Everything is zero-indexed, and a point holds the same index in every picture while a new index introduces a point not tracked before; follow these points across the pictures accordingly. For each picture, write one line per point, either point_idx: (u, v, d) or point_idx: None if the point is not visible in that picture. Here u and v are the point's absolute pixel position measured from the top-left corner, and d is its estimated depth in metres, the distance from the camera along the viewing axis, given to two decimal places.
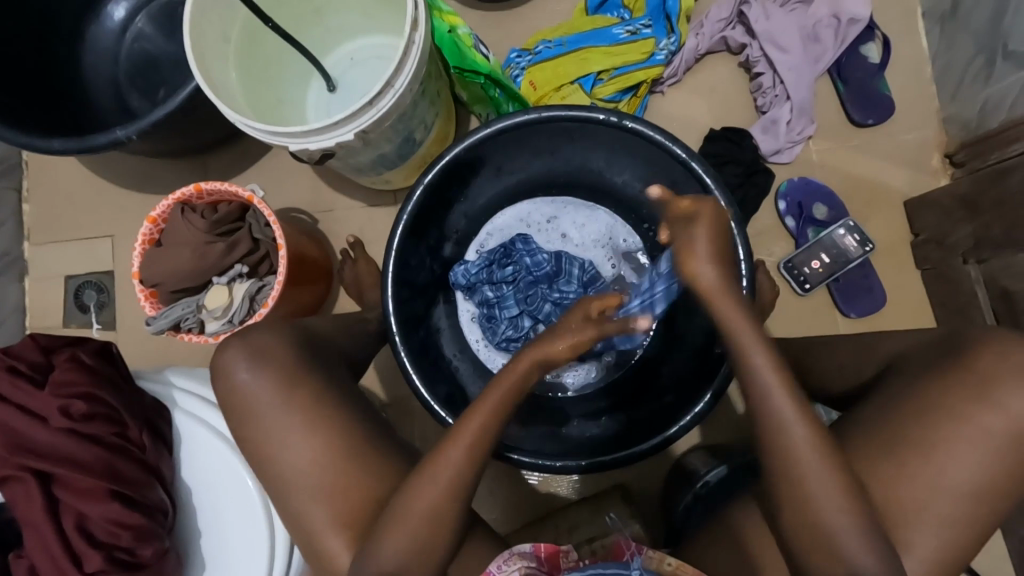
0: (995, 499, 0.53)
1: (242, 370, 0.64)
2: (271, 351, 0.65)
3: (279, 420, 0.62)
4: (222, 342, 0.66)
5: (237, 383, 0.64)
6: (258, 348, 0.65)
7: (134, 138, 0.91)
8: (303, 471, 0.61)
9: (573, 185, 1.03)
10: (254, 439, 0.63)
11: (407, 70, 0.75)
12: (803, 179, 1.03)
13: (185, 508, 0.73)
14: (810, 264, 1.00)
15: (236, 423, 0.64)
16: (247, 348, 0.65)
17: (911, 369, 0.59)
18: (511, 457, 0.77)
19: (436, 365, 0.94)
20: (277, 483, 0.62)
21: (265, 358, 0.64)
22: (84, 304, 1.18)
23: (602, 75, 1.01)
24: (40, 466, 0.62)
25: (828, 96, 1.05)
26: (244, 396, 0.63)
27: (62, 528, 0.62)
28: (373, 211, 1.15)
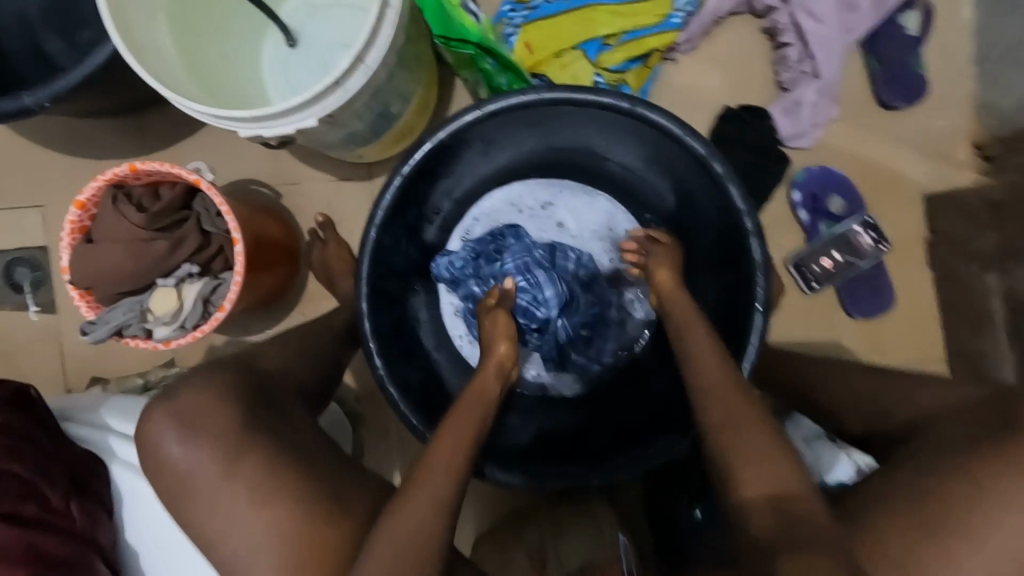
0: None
1: (174, 445, 0.57)
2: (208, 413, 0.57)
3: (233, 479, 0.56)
4: (144, 412, 0.59)
5: (181, 441, 0.57)
6: (204, 394, 0.59)
7: (47, 105, 0.75)
8: (264, 545, 0.55)
9: (571, 167, 0.91)
10: (205, 488, 0.57)
11: (382, 40, 0.62)
12: (822, 168, 0.94)
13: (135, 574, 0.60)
14: (821, 262, 0.94)
15: (183, 482, 0.57)
16: (180, 409, 0.58)
17: (953, 431, 0.55)
18: (488, 474, 0.75)
19: (408, 358, 0.86)
20: (238, 557, 0.56)
21: (196, 431, 0.57)
22: (16, 283, 1.05)
23: (610, 40, 0.87)
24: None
25: (856, 72, 0.94)
26: (196, 454, 0.57)
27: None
28: (344, 186, 1.02)
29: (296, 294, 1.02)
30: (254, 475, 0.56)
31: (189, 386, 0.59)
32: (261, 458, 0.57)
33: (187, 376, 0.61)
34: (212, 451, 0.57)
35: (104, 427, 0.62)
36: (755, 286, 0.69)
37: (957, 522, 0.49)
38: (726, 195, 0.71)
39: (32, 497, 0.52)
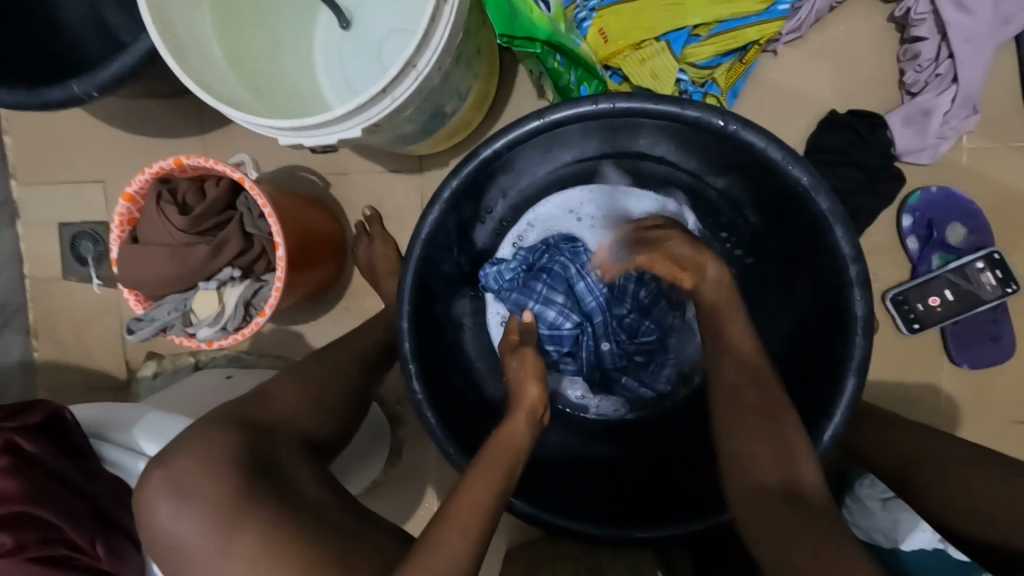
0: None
1: (164, 513, 0.50)
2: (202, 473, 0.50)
3: (232, 559, 0.48)
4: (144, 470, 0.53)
5: (173, 508, 0.50)
6: (203, 451, 0.52)
7: (94, 95, 0.72)
8: None
9: (641, 175, 0.81)
10: (204, 559, 0.49)
11: (437, 41, 0.54)
12: (944, 190, 0.79)
13: None
14: (927, 300, 0.80)
15: (181, 557, 0.50)
16: (177, 475, 0.51)
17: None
18: (512, 503, 0.67)
19: (450, 374, 0.79)
20: None
21: (188, 497, 0.50)
22: (81, 256, 1.07)
23: (700, 29, 0.75)
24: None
25: (1006, 72, 0.77)
26: (190, 525, 0.49)
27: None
28: (395, 178, 0.96)
29: (342, 287, 0.99)
30: (254, 560, 0.47)
31: (191, 445, 0.52)
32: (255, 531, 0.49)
33: (193, 427, 0.54)
34: (213, 523, 0.49)
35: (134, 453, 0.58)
36: (853, 342, 0.59)
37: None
38: (829, 233, 0.60)
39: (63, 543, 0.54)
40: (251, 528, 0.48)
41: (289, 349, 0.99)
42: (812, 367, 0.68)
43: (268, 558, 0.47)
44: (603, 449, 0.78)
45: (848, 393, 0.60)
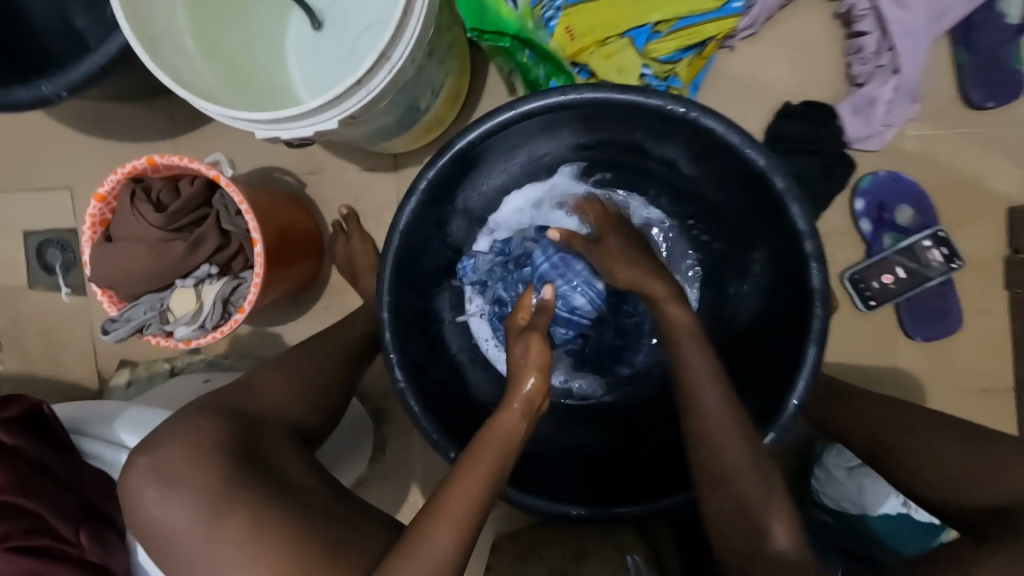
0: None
1: (152, 500, 0.50)
2: (188, 469, 0.50)
3: (221, 545, 0.48)
4: (131, 454, 0.53)
5: (161, 495, 0.49)
6: (189, 440, 0.51)
7: (64, 96, 0.72)
8: None
9: (610, 166, 0.84)
10: (193, 547, 0.48)
11: (409, 35, 0.56)
12: (891, 174, 0.84)
13: None
14: (881, 278, 0.85)
15: (167, 544, 0.50)
16: (162, 459, 0.50)
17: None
18: (508, 494, 0.68)
19: (434, 365, 0.80)
20: None
21: (178, 483, 0.50)
22: (49, 264, 1.05)
23: (662, 26, 0.78)
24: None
25: (941, 64, 0.83)
26: (179, 511, 0.49)
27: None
28: (371, 177, 0.97)
29: (320, 286, 1.00)
30: (244, 541, 0.48)
31: (174, 433, 0.52)
32: (246, 520, 0.48)
33: (174, 417, 0.54)
34: (201, 509, 0.49)
35: (116, 445, 0.58)
36: (812, 315, 0.62)
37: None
38: (786, 212, 0.64)
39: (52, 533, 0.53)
40: (239, 511, 0.48)
41: (269, 349, 0.99)
42: (777, 343, 0.72)
43: (260, 541, 0.48)
44: (588, 437, 0.81)
45: (806, 365, 0.63)
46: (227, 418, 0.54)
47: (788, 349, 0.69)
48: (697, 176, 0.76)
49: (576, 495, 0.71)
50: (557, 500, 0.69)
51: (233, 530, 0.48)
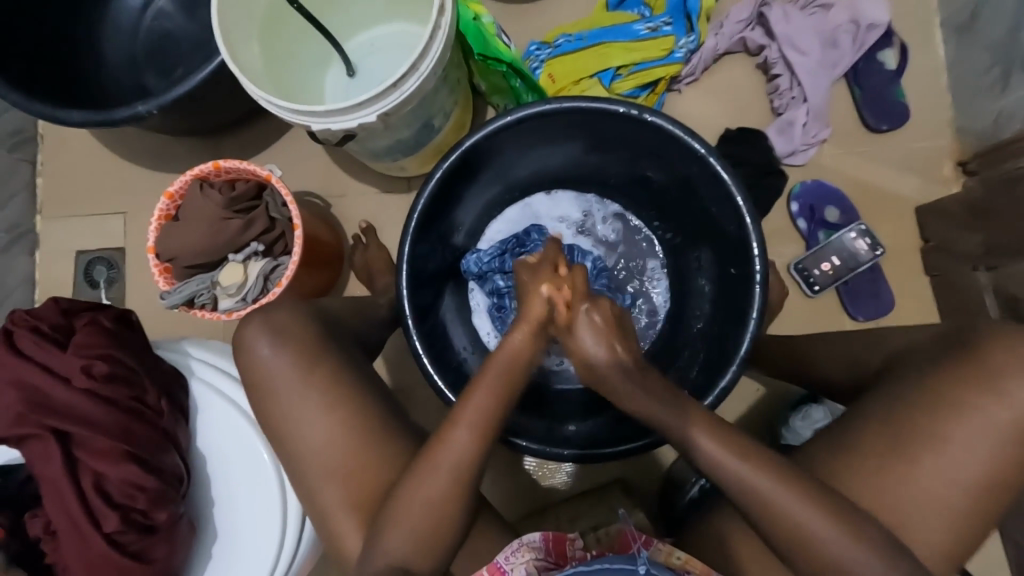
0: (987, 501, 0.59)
1: (265, 346, 0.67)
2: (289, 328, 0.68)
3: (306, 394, 0.65)
4: (244, 317, 0.70)
5: (272, 343, 0.67)
6: (292, 322, 0.68)
7: (155, 113, 0.92)
8: (320, 448, 0.64)
9: (586, 180, 0.98)
10: (287, 387, 0.66)
11: (433, 54, 0.77)
12: (816, 182, 1.04)
13: (200, 478, 0.72)
14: (820, 266, 1.01)
15: (263, 387, 0.67)
16: (274, 319, 0.67)
17: (918, 358, 0.64)
18: (519, 444, 0.77)
19: (444, 350, 0.89)
20: (294, 460, 0.65)
21: (286, 334, 0.67)
22: (94, 280, 1.14)
23: (621, 70, 1.02)
24: (60, 425, 0.63)
25: (843, 100, 1.06)
26: (282, 357, 0.66)
27: (79, 488, 0.63)
28: (387, 197, 1.12)
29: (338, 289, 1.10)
30: (326, 391, 0.65)
31: (277, 311, 0.69)
32: (328, 373, 0.66)
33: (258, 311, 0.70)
34: (296, 363, 0.66)
35: (185, 353, 0.77)
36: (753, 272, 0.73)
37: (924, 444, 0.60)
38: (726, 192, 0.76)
39: (136, 393, 0.67)
40: (323, 373, 0.66)
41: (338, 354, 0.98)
42: (732, 312, 0.82)
43: (337, 393, 0.66)
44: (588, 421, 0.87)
45: (752, 317, 0.74)
46: (309, 309, 0.71)
47: (739, 314, 0.79)
48: (658, 179, 0.89)
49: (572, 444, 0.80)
50: (550, 444, 0.78)
51: (321, 379, 0.66)
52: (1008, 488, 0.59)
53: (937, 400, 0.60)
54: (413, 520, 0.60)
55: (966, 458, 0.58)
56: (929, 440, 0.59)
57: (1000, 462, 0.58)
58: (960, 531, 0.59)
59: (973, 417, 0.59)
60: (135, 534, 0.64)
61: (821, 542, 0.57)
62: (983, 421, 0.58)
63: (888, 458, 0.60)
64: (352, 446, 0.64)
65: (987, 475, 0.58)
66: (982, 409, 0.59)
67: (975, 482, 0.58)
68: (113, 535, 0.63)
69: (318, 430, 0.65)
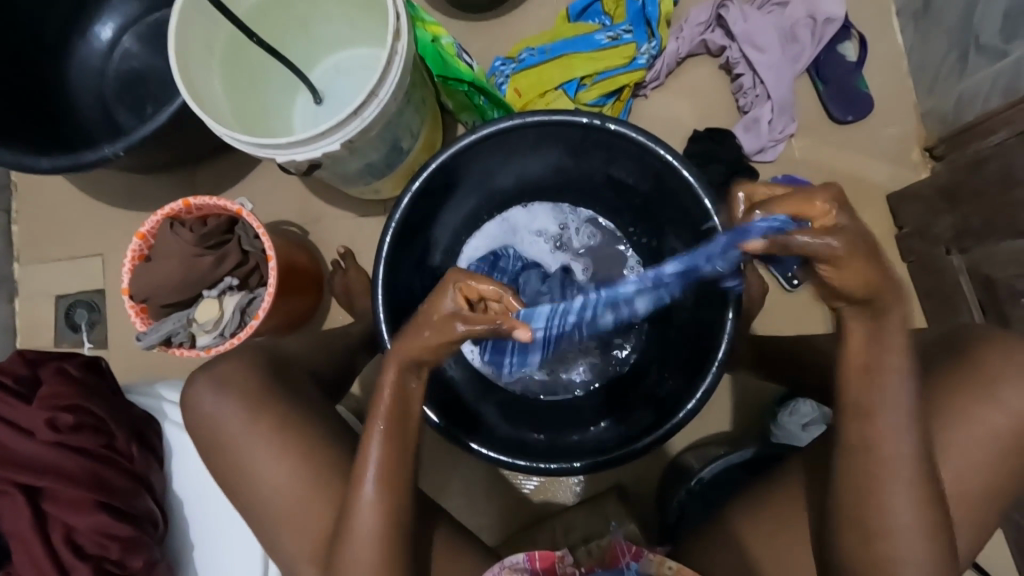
0: (974, 484, 0.59)
1: (207, 399, 0.67)
2: (232, 378, 0.68)
3: (256, 438, 0.65)
4: (190, 375, 0.70)
5: (214, 396, 0.67)
6: (237, 368, 0.68)
7: (121, 154, 0.92)
8: (295, 485, 0.64)
9: (560, 190, 0.97)
10: (246, 428, 0.66)
11: (391, 78, 0.77)
12: (787, 176, 1.03)
13: (177, 522, 0.75)
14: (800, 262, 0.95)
15: (215, 437, 0.67)
16: (215, 372, 0.68)
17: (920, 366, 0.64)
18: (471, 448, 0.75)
19: None
20: (263, 502, 0.65)
21: (227, 386, 0.67)
22: (74, 323, 1.13)
23: (586, 80, 1.03)
24: (28, 480, 0.64)
25: (807, 95, 1.07)
26: (227, 403, 0.66)
27: (50, 543, 0.63)
28: (364, 221, 1.11)
29: (320, 317, 1.08)
30: (284, 431, 0.65)
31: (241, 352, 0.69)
32: (280, 413, 0.66)
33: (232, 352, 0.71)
34: (250, 405, 0.66)
35: (158, 398, 0.81)
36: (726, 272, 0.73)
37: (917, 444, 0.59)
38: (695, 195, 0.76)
39: (106, 441, 0.69)
40: (281, 412, 0.66)
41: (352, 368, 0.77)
42: None
43: (295, 431, 0.66)
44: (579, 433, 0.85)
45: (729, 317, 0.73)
46: (257, 357, 0.70)
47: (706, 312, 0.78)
48: (625, 185, 0.89)
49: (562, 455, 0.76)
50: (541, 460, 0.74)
51: (266, 425, 0.65)
52: (990, 475, 0.59)
53: (931, 401, 0.59)
54: (391, 547, 0.59)
55: (953, 453, 0.58)
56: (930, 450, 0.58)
57: (984, 448, 0.58)
58: (949, 517, 0.59)
59: (953, 407, 0.59)
60: None
61: None
62: (977, 415, 0.58)
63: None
64: (323, 481, 0.64)
65: (972, 458, 0.58)
66: (968, 408, 0.58)
67: (959, 466, 0.58)
68: None
69: (300, 461, 0.64)
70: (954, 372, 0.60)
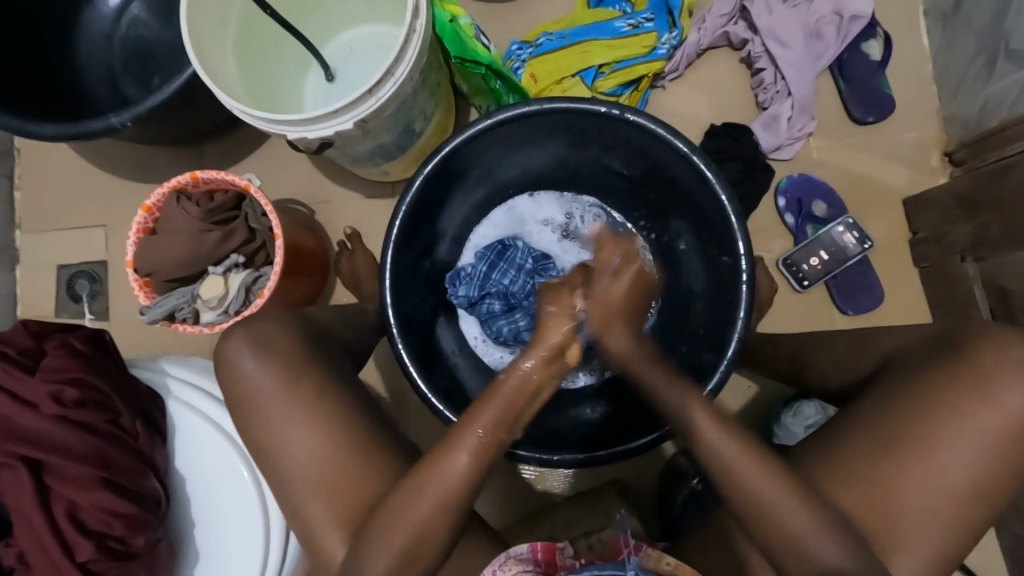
0: (981, 494, 0.58)
1: (249, 359, 0.66)
2: (275, 341, 0.67)
3: (263, 424, 0.65)
4: (227, 331, 0.69)
5: (256, 357, 0.66)
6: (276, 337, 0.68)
7: (129, 125, 0.90)
8: (303, 466, 0.64)
9: (572, 182, 0.95)
10: (257, 410, 0.66)
11: (409, 58, 0.76)
12: (803, 176, 1.03)
13: (179, 497, 0.75)
14: (809, 261, 1.00)
15: (246, 400, 0.66)
16: (258, 331, 0.67)
17: (909, 361, 0.64)
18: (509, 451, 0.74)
19: (433, 358, 0.86)
20: (276, 478, 0.65)
21: (270, 348, 0.67)
22: (76, 294, 1.12)
23: (604, 68, 1.01)
24: (31, 453, 0.63)
25: (828, 93, 1.05)
26: (265, 370, 0.66)
27: (52, 516, 0.63)
28: (372, 203, 1.10)
29: (324, 298, 1.07)
30: (285, 417, 0.65)
31: (247, 332, 0.68)
32: (315, 386, 0.66)
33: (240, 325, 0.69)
34: (254, 389, 0.66)
35: (162, 372, 0.79)
36: (741, 271, 0.72)
37: (912, 445, 0.59)
38: (712, 190, 0.74)
39: (110, 417, 0.68)
40: (279, 396, 0.65)
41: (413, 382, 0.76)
42: (720, 309, 0.80)
43: (306, 413, 0.65)
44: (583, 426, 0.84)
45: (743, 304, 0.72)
46: (298, 325, 0.70)
47: (725, 309, 0.78)
48: (637, 177, 0.87)
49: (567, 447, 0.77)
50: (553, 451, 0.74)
51: (304, 393, 0.65)
52: (997, 487, 0.58)
53: (939, 406, 0.59)
54: (392, 536, 0.59)
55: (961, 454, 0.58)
56: (914, 445, 0.59)
57: (987, 452, 0.58)
58: (954, 530, 0.59)
59: (949, 410, 0.59)
60: (110, 562, 0.64)
61: (798, 547, 0.57)
62: (969, 414, 0.58)
63: (873, 458, 0.60)
64: (327, 467, 0.64)
65: (977, 466, 0.58)
66: (965, 407, 0.58)
67: (965, 472, 0.58)
68: (87, 564, 0.63)
69: (303, 446, 0.64)
70: (943, 369, 0.60)
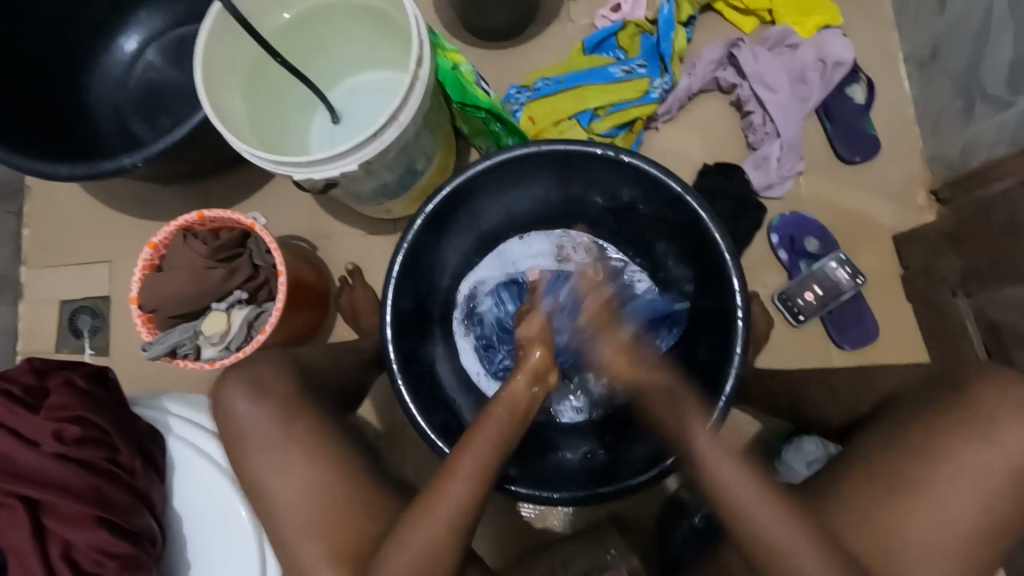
0: (987, 532, 0.58)
1: (241, 402, 0.67)
2: (269, 385, 0.68)
3: (276, 451, 0.65)
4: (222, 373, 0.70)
5: (250, 399, 0.67)
6: (270, 373, 0.69)
7: (139, 164, 0.93)
8: (300, 503, 0.63)
9: (572, 218, 0.97)
10: (251, 449, 0.66)
11: (412, 104, 0.79)
12: (795, 215, 1.05)
13: (175, 537, 0.74)
14: (803, 295, 1.01)
15: (244, 438, 0.67)
16: (253, 374, 0.68)
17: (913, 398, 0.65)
18: (509, 488, 0.73)
19: (432, 394, 0.85)
20: (274, 516, 0.64)
21: (265, 392, 0.67)
22: (77, 329, 1.13)
23: (599, 111, 1.06)
24: (27, 491, 0.63)
25: (815, 134, 1.09)
26: (258, 411, 0.67)
27: (47, 557, 0.62)
28: (374, 239, 1.12)
29: (324, 334, 1.08)
30: (288, 451, 0.65)
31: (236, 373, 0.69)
32: (301, 429, 0.66)
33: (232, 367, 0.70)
34: (256, 424, 0.66)
35: (162, 409, 0.80)
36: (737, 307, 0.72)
37: (912, 479, 0.59)
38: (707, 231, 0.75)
39: (109, 454, 0.68)
40: (291, 427, 0.66)
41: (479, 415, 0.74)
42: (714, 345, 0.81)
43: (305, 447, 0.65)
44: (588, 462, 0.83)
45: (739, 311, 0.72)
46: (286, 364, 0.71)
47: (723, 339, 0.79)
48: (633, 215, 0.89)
49: (566, 485, 0.75)
50: (554, 489, 0.73)
51: (300, 435, 0.66)
52: (1000, 523, 0.58)
53: (935, 444, 0.59)
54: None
55: (963, 490, 0.58)
56: (915, 482, 0.59)
57: (988, 486, 0.58)
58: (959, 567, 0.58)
59: (939, 442, 0.59)
60: None
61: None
62: (964, 448, 0.58)
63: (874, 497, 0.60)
64: (327, 505, 0.63)
65: (979, 503, 0.58)
66: (966, 448, 0.58)
67: (966, 508, 0.58)
68: None
69: (309, 482, 0.64)
70: (936, 412, 0.61)
